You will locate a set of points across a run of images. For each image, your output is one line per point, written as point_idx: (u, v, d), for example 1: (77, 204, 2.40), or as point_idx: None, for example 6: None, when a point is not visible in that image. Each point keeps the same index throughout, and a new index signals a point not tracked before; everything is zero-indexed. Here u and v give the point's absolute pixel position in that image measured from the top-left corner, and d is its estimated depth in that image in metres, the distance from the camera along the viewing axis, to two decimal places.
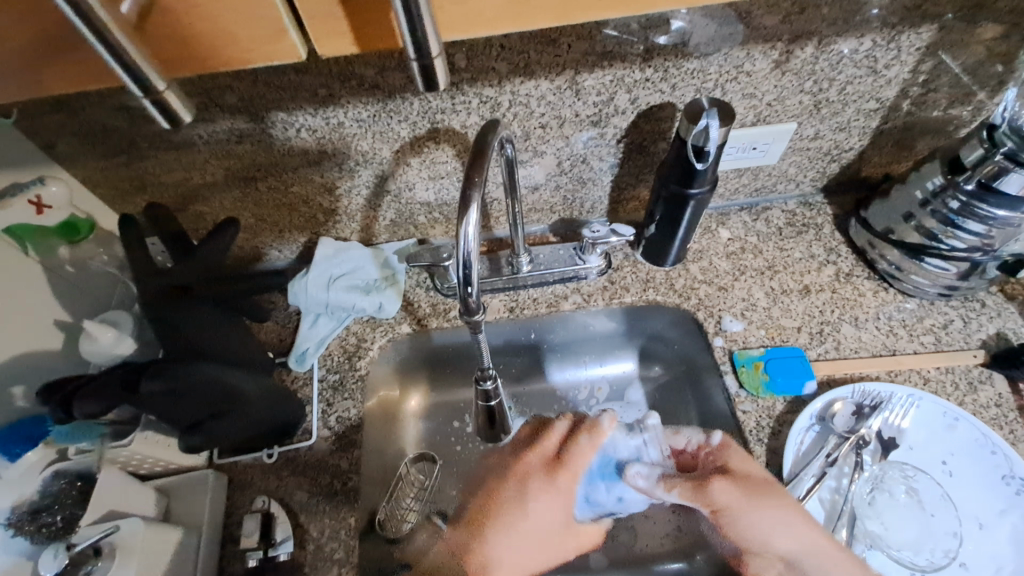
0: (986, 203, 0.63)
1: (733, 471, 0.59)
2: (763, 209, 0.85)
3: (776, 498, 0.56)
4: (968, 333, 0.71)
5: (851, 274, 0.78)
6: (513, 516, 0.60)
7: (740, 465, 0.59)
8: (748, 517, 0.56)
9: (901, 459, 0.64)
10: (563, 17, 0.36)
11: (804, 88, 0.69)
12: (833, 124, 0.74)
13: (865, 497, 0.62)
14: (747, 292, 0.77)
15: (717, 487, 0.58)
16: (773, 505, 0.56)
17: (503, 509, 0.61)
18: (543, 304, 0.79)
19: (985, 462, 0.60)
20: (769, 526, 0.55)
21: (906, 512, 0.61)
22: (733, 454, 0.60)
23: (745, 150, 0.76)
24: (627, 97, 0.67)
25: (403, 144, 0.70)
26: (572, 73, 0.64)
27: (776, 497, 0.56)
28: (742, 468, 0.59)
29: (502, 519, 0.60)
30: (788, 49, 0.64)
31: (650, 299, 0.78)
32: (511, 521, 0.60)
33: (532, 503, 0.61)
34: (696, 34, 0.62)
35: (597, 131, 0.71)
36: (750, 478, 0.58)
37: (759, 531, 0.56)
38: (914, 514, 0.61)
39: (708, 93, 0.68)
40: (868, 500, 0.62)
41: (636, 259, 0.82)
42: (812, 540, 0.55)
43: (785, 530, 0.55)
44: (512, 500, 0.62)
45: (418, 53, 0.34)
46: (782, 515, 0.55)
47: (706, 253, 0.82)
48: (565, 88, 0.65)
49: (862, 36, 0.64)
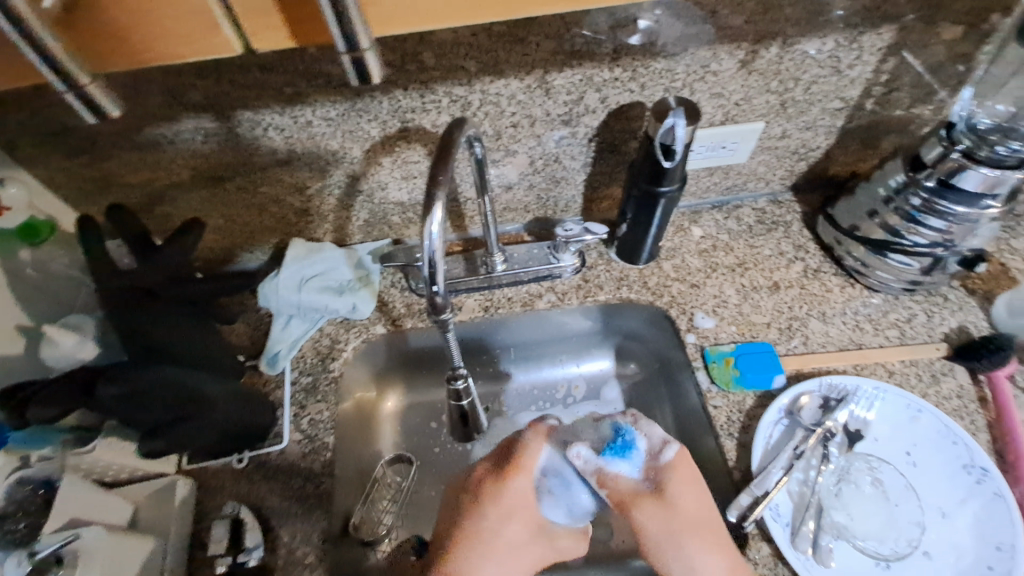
0: (945, 199, 0.65)
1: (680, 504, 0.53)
2: (734, 208, 0.87)
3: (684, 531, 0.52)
4: (932, 327, 0.73)
5: (818, 270, 0.79)
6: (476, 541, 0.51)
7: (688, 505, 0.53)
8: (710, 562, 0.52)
9: (865, 451, 0.64)
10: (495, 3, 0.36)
11: (770, 88, 0.70)
12: (800, 123, 0.76)
13: (831, 490, 0.61)
14: (718, 289, 0.78)
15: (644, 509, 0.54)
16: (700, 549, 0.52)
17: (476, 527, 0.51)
18: (518, 303, 0.79)
19: (947, 452, 0.62)
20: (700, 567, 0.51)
21: (874, 504, 0.61)
22: (681, 487, 0.54)
23: (714, 148, 0.77)
24: (596, 96, 0.68)
25: (373, 144, 0.70)
26: (541, 72, 0.64)
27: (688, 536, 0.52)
28: (685, 502, 0.53)
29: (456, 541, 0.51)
30: (753, 50, 0.65)
31: (623, 297, 0.79)
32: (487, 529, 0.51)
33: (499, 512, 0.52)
34: (664, 34, 0.62)
35: (568, 131, 0.72)
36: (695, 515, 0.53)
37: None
38: (879, 506, 0.61)
39: (677, 92, 0.69)
40: (835, 492, 0.61)
41: (610, 258, 0.83)
42: None
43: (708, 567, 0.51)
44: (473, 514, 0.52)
45: (351, 46, 0.34)
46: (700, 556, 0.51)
47: (679, 251, 0.83)
48: (535, 87, 0.66)
49: (825, 36, 0.65)
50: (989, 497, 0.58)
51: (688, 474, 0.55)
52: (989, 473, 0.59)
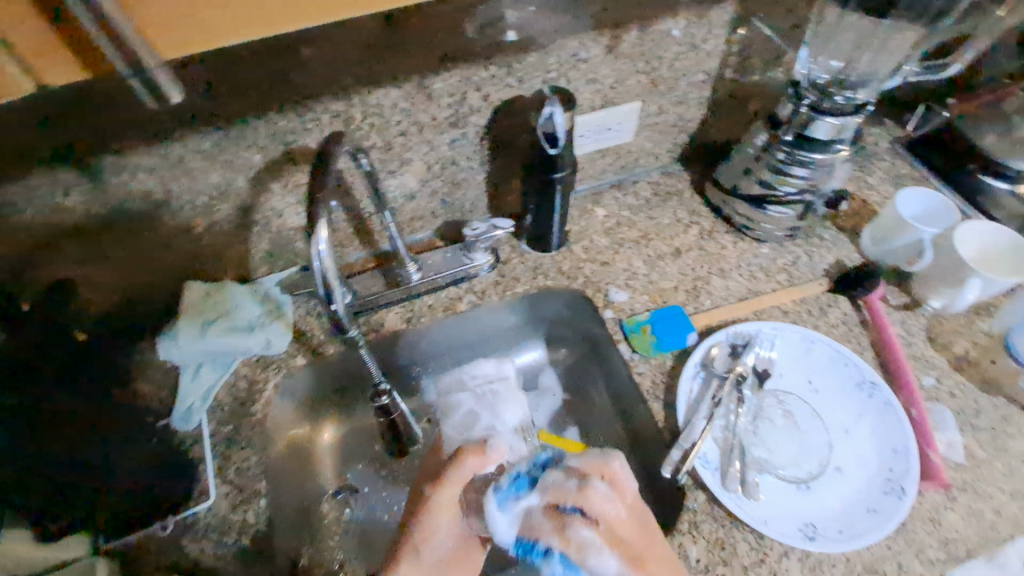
0: (804, 149, 0.71)
1: None
2: (631, 184, 0.91)
3: None
4: (814, 266, 0.80)
5: (713, 231, 0.85)
6: (414, 541, 0.54)
7: None
8: None
9: (774, 387, 0.70)
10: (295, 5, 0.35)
11: (639, 68, 0.74)
12: (672, 99, 0.81)
13: (749, 429, 0.66)
14: (627, 263, 0.82)
15: None
16: None
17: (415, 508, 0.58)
18: (440, 308, 0.79)
19: (842, 374, 0.69)
20: None
21: (787, 435, 0.66)
22: None
23: (601, 131, 0.81)
24: (478, 95, 0.68)
25: (258, 172, 0.67)
26: (418, 77, 0.63)
27: None
28: None
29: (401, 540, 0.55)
30: (615, 35, 0.68)
31: (540, 285, 0.81)
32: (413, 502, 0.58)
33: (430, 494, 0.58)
34: (530, 27, 0.65)
35: (458, 132, 0.72)
36: None
37: None
38: (792, 435, 0.66)
39: (554, 82, 0.71)
40: (752, 431, 0.66)
41: (522, 250, 0.85)
42: None
43: None
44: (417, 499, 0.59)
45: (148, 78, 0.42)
46: None
47: (586, 233, 0.86)
48: (416, 92, 0.65)
49: (676, 16, 0.70)
50: (879, 407, 0.66)
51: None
52: (877, 386, 0.67)
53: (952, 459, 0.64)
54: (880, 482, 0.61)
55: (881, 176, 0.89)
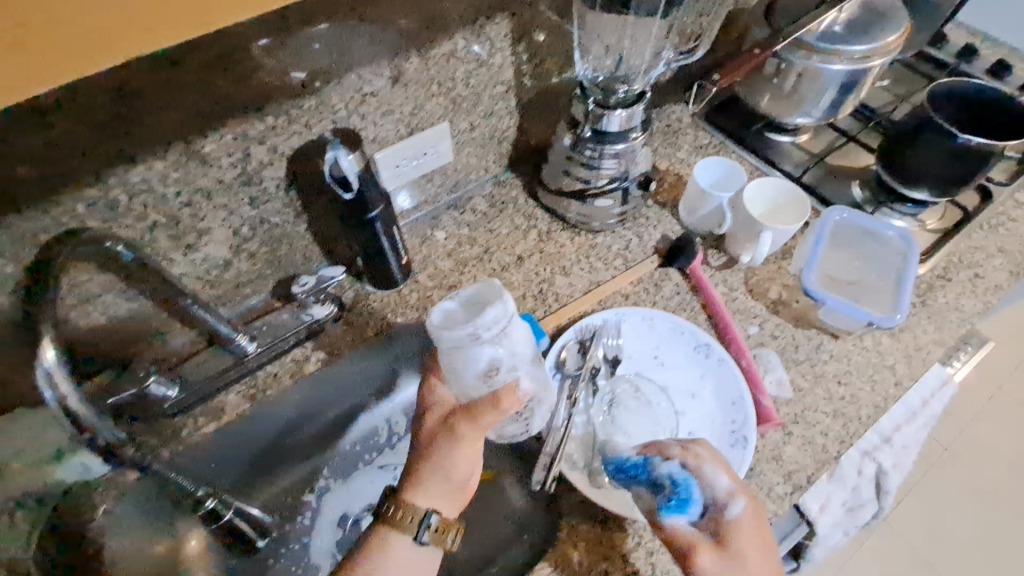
0: (604, 142, 0.75)
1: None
2: (467, 200, 0.91)
3: None
4: (644, 245, 0.85)
5: (550, 231, 0.87)
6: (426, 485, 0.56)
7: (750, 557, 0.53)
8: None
9: (626, 369, 0.73)
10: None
11: (434, 92, 0.72)
12: (480, 113, 0.81)
13: (608, 418, 0.68)
14: (473, 281, 0.82)
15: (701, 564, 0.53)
16: None
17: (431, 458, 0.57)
18: (286, 375, 0.75)
19: (681, 342, 0.73)
20: None
21: (642, 413, 0.69)
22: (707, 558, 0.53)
23: (417, 157, 0.79)
24: (262, 147, 0.63)
25: (17, 283, 0.58)
26: (182, 143, 0.57)
27: None
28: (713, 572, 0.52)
29: (416, 470, 0.57)
30: (395, 64, 0.65)
31: (390, 325, 0.79)
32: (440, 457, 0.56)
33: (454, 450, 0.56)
34: (296, 73, 0.59)
35: (256, 189, 0.67)
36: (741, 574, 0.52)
37: None
38: (648, 412, 0.69)
39: (345, 122, 0.67)
40: (612, 418, 0.68)
41: (367, 291, 0.81)
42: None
43: None
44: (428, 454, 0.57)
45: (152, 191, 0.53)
46: None
47: (429, 259, 0.85)
48: (185, 160, 0.59)
49: (453, 37, 0.67)
50: (716, 365, 0.71)
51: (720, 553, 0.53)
52: (711, 346, 0.72)
53: (780, 396, 0.70)
54: (726, 435, 0.66)
55: (688, 148, 0.97)
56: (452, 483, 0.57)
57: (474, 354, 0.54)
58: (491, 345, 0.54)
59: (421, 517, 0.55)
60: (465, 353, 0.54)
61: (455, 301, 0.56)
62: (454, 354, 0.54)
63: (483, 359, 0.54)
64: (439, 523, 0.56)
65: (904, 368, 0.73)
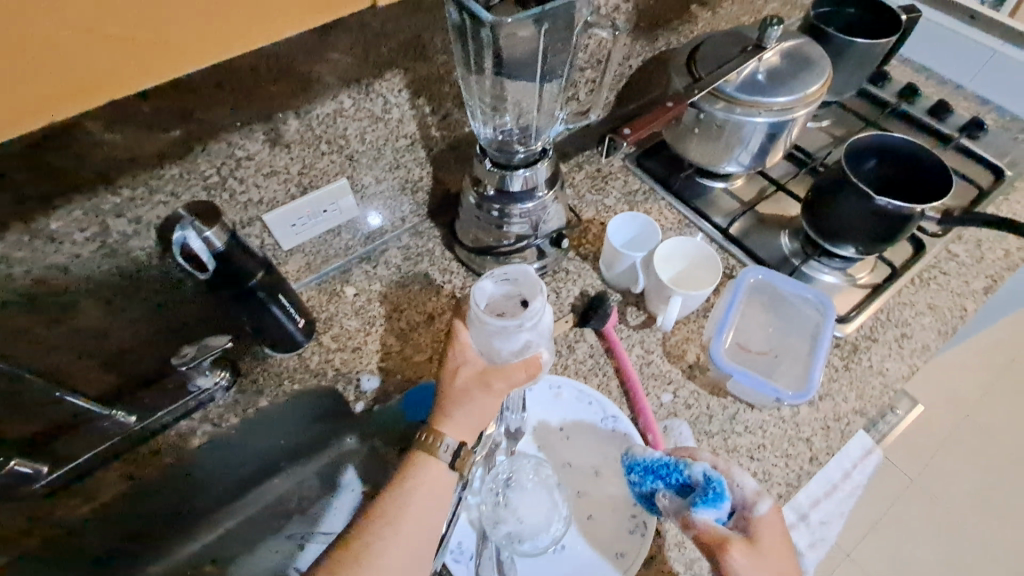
0: (508, 202, 0.71)
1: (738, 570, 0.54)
2: (380, 253, 0.86)
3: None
4: (561, 301, 0.80)
5: (464, 287, 0.84)
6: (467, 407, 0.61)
7: (748, 571, 0.54)
8: None
9: (529, 443, 0.70)
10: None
11: (324, 150, 0.68)
12: (384, 166, 0.76)
13: (500, 501, 0.65)
14: (379, 342, 0.78)
15: (734, 559, 0.54)
16: None
17: (451, 405, 0.61)
18: (168, 451, 0.72)
19: (588, 413, 0.70)
20: None
21: (535, 497, 0.65)
22: (740, 555, 0.54)
23: (316, 215, 0.74)
24: (123, 219, 0.58)
25: None
26: (19, 224, 0.52)
27: None
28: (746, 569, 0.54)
29: (446, 397, 0.61)
30: (270, 127, 0.61)
31: (287, 391, 0.75)
32: (456, 403, 0.61)
33: (473, 399, 0.61)
34: (147, 145, 0.54)
35: (122, 262, 0.62)
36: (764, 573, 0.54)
37: None
38: (544, 494, 0.65)
39: (221, 188, 0.63)
40: (503, 502, 0.65)
41: (266, 355, 0.77)
42: None
43: None
44: (456, 394, 0.61)
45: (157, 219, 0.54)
46: None
47: (335, 318, 0.80)
48: (28, 240, 0.54)
49: (336, 96, 0.63)
50: (621, 438, 0.69)
51: (745, 552, 0.54)
52: (618, 418, 0.69)
53: None
54: (626, 519, 0.64)
55: (617, 195, 0.92)
56: (478, 422, 0.62)
57: (516, 336, 0.61)
58: (531, 333, 0.61)
59: (443, 440, 0.60)
60: (499, 337, 0.61)
61: (493, 281, 0.64)
62: (496, 336, 0.61)
63: (519, 341, 0.61)
64: (465, 454, 0.60)
65: (821, 440, 0.70)
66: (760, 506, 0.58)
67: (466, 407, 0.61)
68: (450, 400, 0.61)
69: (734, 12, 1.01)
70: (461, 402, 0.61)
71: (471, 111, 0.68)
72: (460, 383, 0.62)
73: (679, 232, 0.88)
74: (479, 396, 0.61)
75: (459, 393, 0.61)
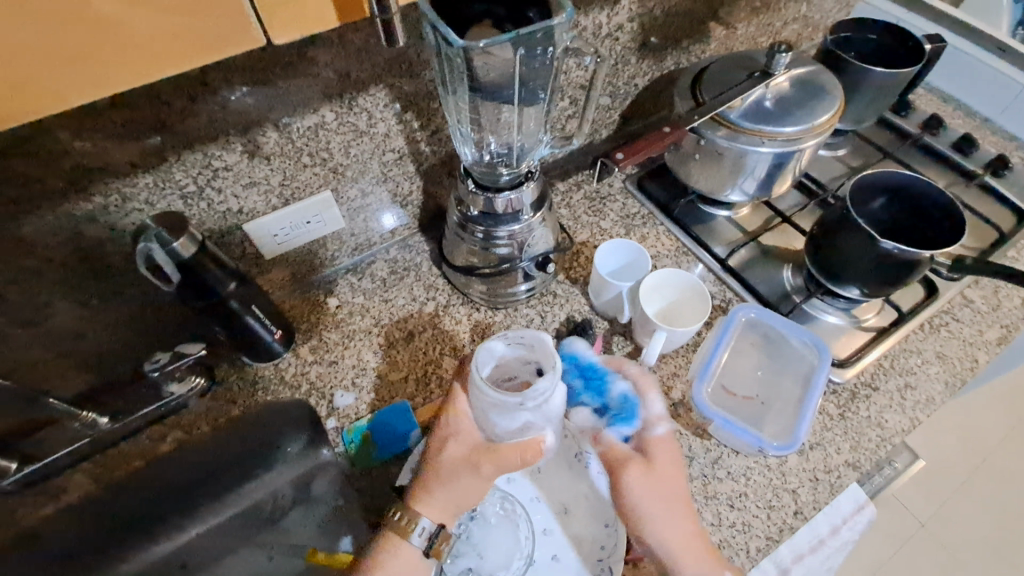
0: (491, 224, 0.69)
1: (627, 485, 0.57)
2: (367, 265, 0.85)
3: (624, 494, 0.57)
4: (545, 326, 0.78)
5: (448, 305, 0.82)
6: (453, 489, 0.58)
7: (637, 490, 0.57)
8: (652, 509, 0.56)
9: (498, 473, 0.67)
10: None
11: (306, 162, 0.67)
12: (371, 180, 0.75)
13: (461, 534, 0.64)
14: (357, 357, 0.77)
15: (627, 477, 0.57)
16: (642, 517, 0.56)
17: (435, 481, 0.59)
18: (137, 455, 0.71)
19: (560, 445, 0.66)
20: (634, 500, 0.57)
21: (498, 532, 0.64)
22: (631, 476, 0.57)
23: (299, 227, 0.73)
24: (96, 225, 0.58)
25: None
26: None
27: (631, 501, 0.57)
28: (634, 488, 0.57)
29: (430, 475, 0.59)
30: (248, 139, 0.60)
31: (261, 402, 0.74)
32: (440, 482, 0.58)
33: (461, 481, 0.58)
34: (118, 153, 0.54)
35: (95, 267, 0.61)
36: (653, 496, 0.57)
37: (637, 509, 0.56)
38: (506, 530, 0.64)
39: (198, 198, 0.62)
40: (464, 535, 0.64)
41: (243, 364, 0.77)
42: (672, 504, 0.57)
43: (645, 516, 0.56)
44: (442, 472, 0.59)
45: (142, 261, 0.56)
46: (636, 506, 0.56)
47: (315, 329, 0.79)
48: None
49: (318, 110, 0.62)
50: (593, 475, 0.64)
51: (637, 474, 0.57)
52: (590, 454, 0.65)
53: None
54: (593, 562, 0.60)
55: (613, 217, 0.89)
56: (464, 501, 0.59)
57: (515, 415, 0.54)
58: (533, 413, 0.54)
59: (418, 522, 0.58)
60: (499, 413, 0.54)
61: (505, 343, 0.57)
62: (494, 410, 0.54)
63: (520, 421, 0.55)
64: (443, 538, 0.58)
65: (808, 494, 0.65)
66: (658, 429, 0.60)
67: (453, 486, 0.58)
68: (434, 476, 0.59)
69: (750, 33, 0.97)
70: (448, 482, 0.58)
71: (453, 132, 0.68)
72: (450, 461, 0.59)
73: (676, 260, 0.84)
74: (468, 480, 0.58)
75: (446, 472, 0.59)
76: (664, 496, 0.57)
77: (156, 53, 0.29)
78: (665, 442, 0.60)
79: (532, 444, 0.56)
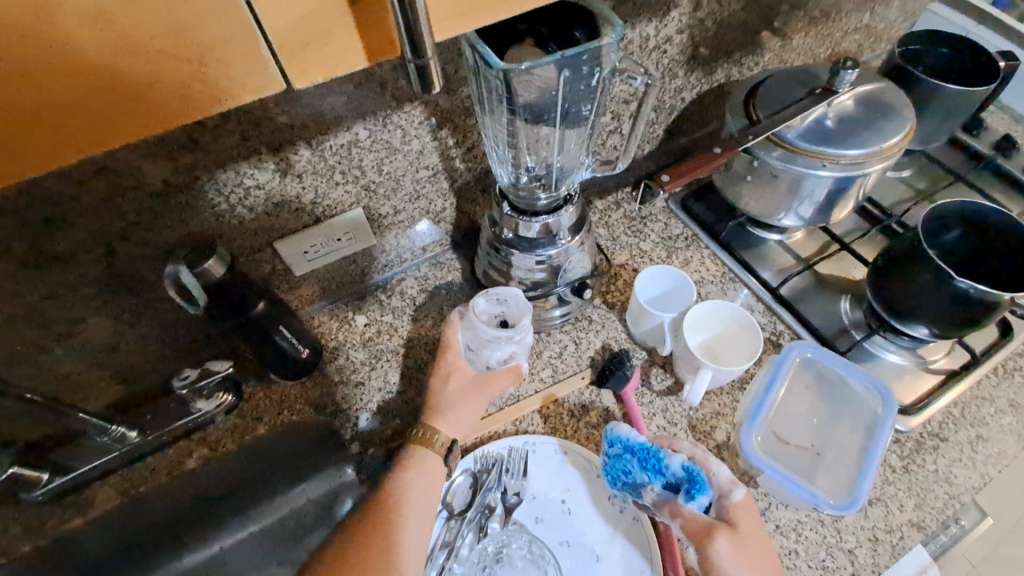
0: (526, 248, 0.65)
1: (718, 557, 0.51)
2: (397, 282, 0.83)
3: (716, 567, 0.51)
4: (579, 354, 0.74)
5: None
6: (461, 407, 0.64)
7: (729, 559, 0.51)
8: None
9: (526, 513, 0.63)
10: (13, 11, 0.21)
11: (338, 180, 0.65)
12: (403, 197, 0.73)
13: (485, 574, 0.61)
14: (383, 379, 0.75)
15: (717, 547, 0.51)
16: None
17: (444, 402, 0.64)
18: (163, 471, 0.70)
19: (594, 487, 0.64)
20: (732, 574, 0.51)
21: None
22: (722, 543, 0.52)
23: (330, 244, 0.72)
24: (127, 243, 0.57)
25: None
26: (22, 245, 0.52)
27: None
28: (727, 557, 0.51)
29: (439, 399, 0.64)
30: (280, 157, 0.59)
31: (286, 422, 0.73)
32: (449, 401, 0.64)
33: (467, 401, 0.64)
34: (151, 171, 0.53)
35: (127, 283, 0.61)
36: (747, 562, 0.51)
37: None
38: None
39: (229, 215, 0.61)
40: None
41: (270, 381, 0.75)
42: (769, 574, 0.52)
43: None
44: (449, 396, 0.64)
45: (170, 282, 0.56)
46: None
47: (342, 348, 0.78)
48: (30, 260, 0.53)
49: (351, 128, 0.60)
50: (629, 523, 0.61)
51: (727, 542, 0.52)
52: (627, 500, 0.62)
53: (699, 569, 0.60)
54: None
55: (655, 239, 0.84)
56: (471, 423, 0.65)
57: (505, 346, 0.66)
58: (518, 345, 0.67)
59: (438, 436, 0.62)
60: (489, 345, 0.66)
61: (486, 299, 0.67)
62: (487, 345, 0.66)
63: (506, 352, 0.67)
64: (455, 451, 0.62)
65: (866, 556, 0.59)
66: (734, 493, 0.55)
67: (460, 406, 0.64)
68: (442, 395, 0.64)
69: (807, 45, 0.90)
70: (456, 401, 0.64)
71: (489, 152, 0.65)
72: (454, 385, 0.65)
73: (721, 287, 0.79)
74: (473, 401, 0.64)
75: (453, 395, 0.64)
76: (758, 564, 0.51)
77: (161, 107, 0.27)
78: (744, 506, 0.55)
79: (515, 370, 0.67)
